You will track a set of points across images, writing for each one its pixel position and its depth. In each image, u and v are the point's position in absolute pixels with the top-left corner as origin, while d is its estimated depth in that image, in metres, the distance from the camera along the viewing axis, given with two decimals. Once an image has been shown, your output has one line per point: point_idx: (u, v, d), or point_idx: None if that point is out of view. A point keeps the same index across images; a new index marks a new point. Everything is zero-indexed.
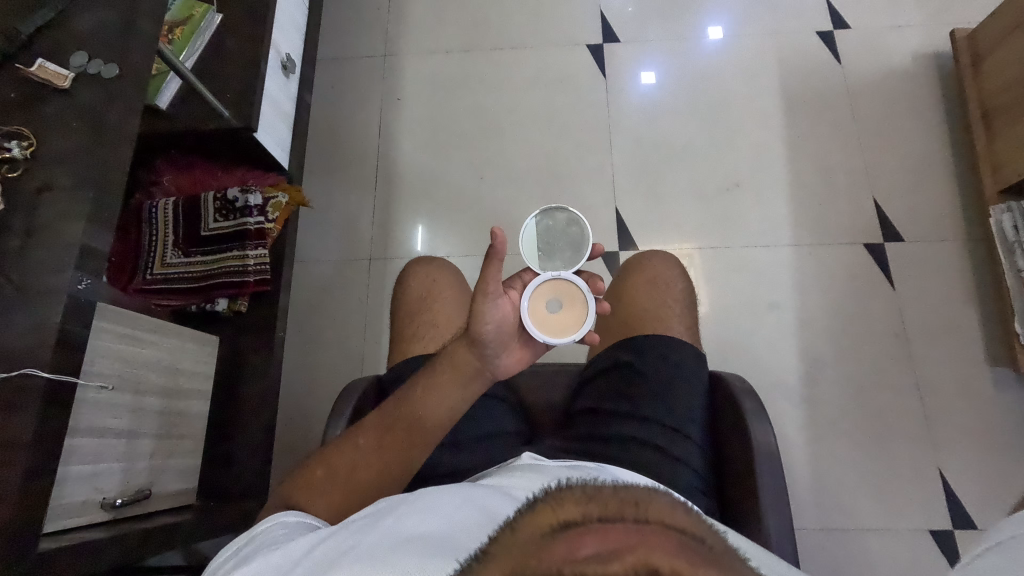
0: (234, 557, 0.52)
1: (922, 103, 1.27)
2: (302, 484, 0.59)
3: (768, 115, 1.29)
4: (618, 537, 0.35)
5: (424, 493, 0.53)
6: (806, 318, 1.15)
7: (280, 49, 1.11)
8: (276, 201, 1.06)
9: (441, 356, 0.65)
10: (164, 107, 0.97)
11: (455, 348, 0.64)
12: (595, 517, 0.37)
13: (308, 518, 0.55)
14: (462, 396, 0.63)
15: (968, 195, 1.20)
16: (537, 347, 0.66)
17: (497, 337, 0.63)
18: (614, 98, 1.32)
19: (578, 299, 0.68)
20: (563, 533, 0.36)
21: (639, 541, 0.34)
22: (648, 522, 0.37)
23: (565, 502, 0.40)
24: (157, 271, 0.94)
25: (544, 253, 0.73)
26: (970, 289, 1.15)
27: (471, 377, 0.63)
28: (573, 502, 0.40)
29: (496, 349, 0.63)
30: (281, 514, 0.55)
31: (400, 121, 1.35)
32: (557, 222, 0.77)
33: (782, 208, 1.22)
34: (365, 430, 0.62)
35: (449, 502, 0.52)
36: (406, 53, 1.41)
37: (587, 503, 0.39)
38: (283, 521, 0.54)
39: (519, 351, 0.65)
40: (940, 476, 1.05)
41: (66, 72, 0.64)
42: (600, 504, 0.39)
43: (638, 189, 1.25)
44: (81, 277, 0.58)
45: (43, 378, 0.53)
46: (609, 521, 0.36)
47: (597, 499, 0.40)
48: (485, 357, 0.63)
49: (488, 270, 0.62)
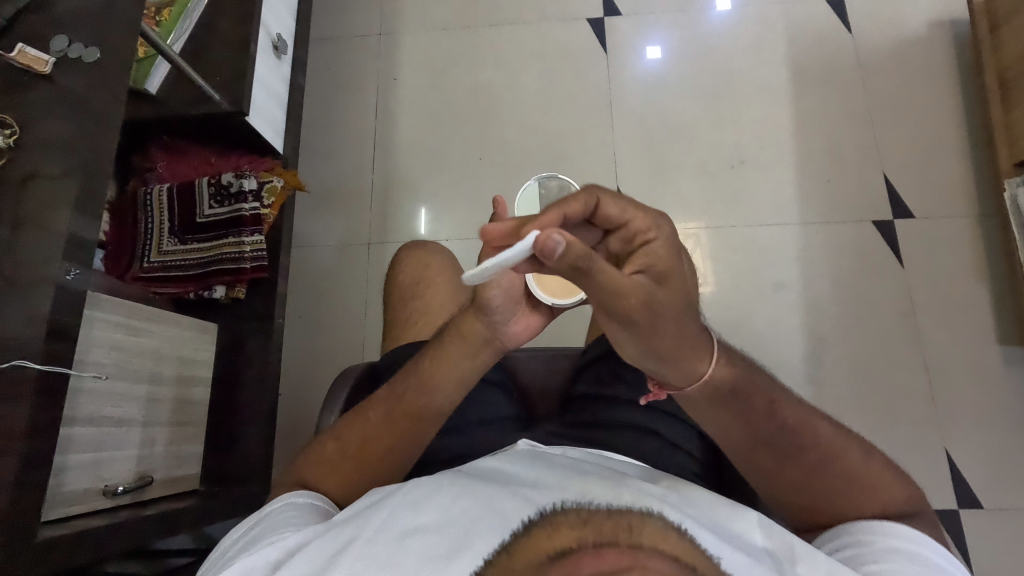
0: (241, 540, 0.51)
1: (937, 74, 1.22)
2: (293, 475, 0.59)
3: (774, 88, 1.25)
4: (611, 557, 0.40)
5: (408, 483, 0.52)
6: (811, 298, 1.13)
7: (270, 29, 1.08)
8: (272, 185, 1.04)
9: (448, 327, 0.64)
10: (154, 92, 0.95)
11: (461, 321, 0.62)
12: (590, 542, 0.42)
13: (317, 500, 0.55)
14: (467, 377, 0.62)
15: (982, 168, 1.16)
16: (544, 311, 0.62)
17: (504, 306, 0.59)
18: (616, 73, 1.29)
19: None
20: (565, 560, 0.41)
21: (633, 560, 0.40)
22: (640, 545, 0.42)
23: (560, 528, 0.45)
24: (154, 259, 0.94)
25: None
26: (982, 265, 1.12)
27: (477, 355, 0.62)
28: (569, 525, 0.45)
29: (503, 316, 0.60)
30: (291, 496, 0.55)
31: (396, 101, 1.32)
32: (549, 188, 0.77)
33: (787, 185, 1.19)
34: (376, 404, 0.62)
35: (444, 494, 0.50)
36: (401, 31, 1.37)
37: (583, 527, 0.44)
38: (293, 502, 0.54)
39: (528, 316, 0.62)
40: (946, 455, 1.03)
41: (46, 57, 0.63)
42: (595, 529, 0.44)
43: (641, 168, 1.22)
44: (70, 267, 0.57)
45: (34, 369, 0.53)
46: (604, 546, 0.42)
47: (592, 523, 0.45)
48: (493, 325, 0.61)
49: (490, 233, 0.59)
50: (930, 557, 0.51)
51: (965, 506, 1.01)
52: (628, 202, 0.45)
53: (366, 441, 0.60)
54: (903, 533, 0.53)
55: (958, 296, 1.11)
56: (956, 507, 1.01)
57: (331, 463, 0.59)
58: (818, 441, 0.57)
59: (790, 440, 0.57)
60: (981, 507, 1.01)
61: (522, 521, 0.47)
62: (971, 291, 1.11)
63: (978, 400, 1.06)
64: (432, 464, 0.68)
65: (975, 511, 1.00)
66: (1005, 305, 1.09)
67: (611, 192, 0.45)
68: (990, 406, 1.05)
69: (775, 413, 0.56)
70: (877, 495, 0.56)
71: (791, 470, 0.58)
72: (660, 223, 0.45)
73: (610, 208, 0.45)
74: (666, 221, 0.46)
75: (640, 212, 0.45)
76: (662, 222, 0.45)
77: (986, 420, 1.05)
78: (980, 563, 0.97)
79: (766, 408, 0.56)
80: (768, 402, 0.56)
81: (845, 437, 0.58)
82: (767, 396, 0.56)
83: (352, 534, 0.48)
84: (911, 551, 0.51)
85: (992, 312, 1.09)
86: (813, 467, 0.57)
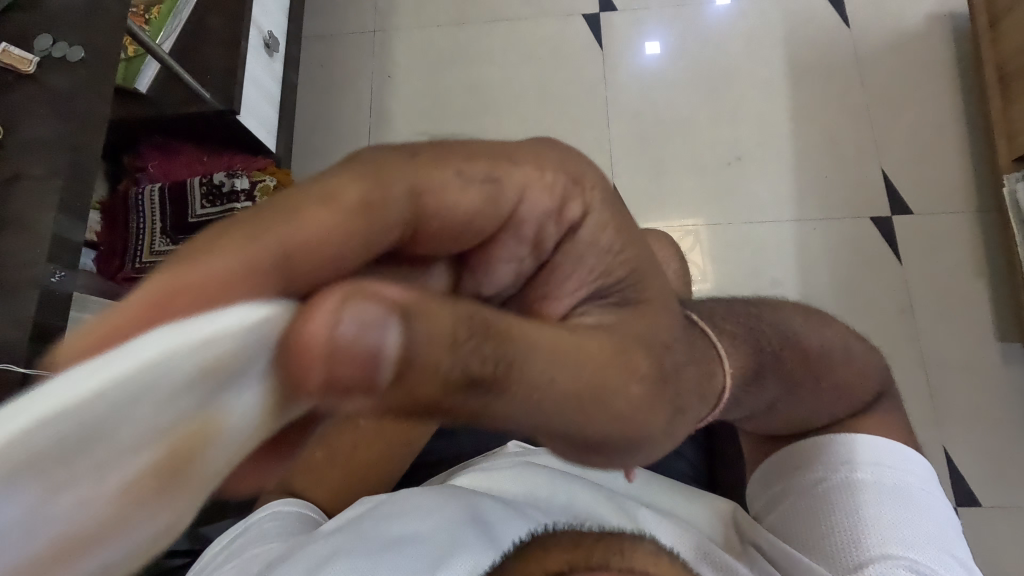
0: (224, 551, 0.52)
1: (935, 69, 1.21)
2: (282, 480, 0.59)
3: (772, 84, 1.24)
4: None
5: (405, 494, 0.54)
6: (808, 296, 1.12)
7: (262, 27, 1.07)
8: (264, 184, 1.04)
9: None
10: (144, 91, 0.94)
11: None
12: (570, 565, 0.40)
13: (302, 509, 0.56)
14: None
15: (981, 163, 1.15)
16: None
17: None
18: (612, 69, 1.28)
19: None
20: None
21: None
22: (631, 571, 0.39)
23: (551, 551, 0.42)
24: (145, 259, 0.93)
25: None
26: (981, 262, 1.11)
27: None
28: (559, 548, 0.42)
29: None
30: (278, 504, 0.56)
31: (390, 99, 1.31)
32: None
33: (784, 182, 1.18)
34: None
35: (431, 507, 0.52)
36: (395, 27, 1.36)
37: (571, 549, 0.41)
38: (275, 512, 0.54)
39: None
40: (945, 454, 1.03)
41: (31, 57, 0.62)
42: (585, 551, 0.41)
43: (638, 165, 1.21)
44: (55, 269, 0.57)
45: (18, 373, 0.53)
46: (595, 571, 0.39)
47: (580, 544, 0.42)
48: None
49: None
50: (893, 476, 0.58)
51: (965, 505, 1.00)
52: (466, 144, 0.31)
53: (356, 445, 0.59)
54: (872, 454, 0.59)
55: (957, 293, 1.10)
56: (955, 505, 1.00)
57: (320, 467, 0.58)
58: (822, 361, 0.58)
59: (794, 385, 0.56)
60: (980, 505, 1.00)
61: (513, 541, 0.48)
62: (970, 287, 1.10)
63: (976, 398, 1.05)
64: (423, 468, 0.68)
65: (974, 509, 1.00)
66: (1005, 302, 1.08)
67: (439, 157, 0.30)
68: (990, 404, 1.04)
69: (783, 365, 0.53)
70: (852, 394, 0.61)
71: (806, 397, 0.58)
72: (545, 162, 0.33)
73: (471, 197, 0.30)
74: (546, 150, 0.34)
75: (511, 166, 0.31)
76: (541, 149, 0.34)
77: (985, 418, 1.04)
78: (978, 562, 0.97)
79: (778, 364, 0.52)
80: (783, 340, 0.53)
81: (831, 348, 0.59)
82: (777, 343, 0.52)
83: (338, 545, 0.48)
84: (880, 475, 0.58)
85: (991, 309, 1.09)
86: (819, 390, 0.59)
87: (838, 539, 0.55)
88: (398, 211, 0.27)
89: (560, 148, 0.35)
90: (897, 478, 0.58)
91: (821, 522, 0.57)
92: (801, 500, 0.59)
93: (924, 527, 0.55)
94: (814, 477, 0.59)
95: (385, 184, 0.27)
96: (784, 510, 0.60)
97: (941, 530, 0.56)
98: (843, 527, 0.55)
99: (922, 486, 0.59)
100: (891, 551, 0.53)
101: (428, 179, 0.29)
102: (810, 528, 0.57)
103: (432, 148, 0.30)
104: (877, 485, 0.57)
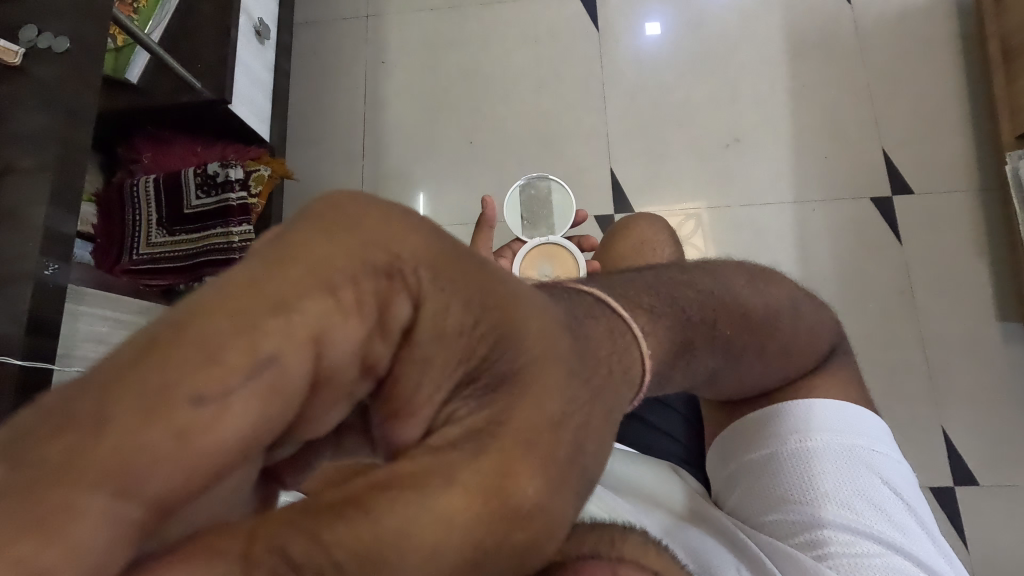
0: None
1: (939, 45, 1.19)
2: None
3: (770, 63, 1.22)
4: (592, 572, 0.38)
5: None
6: (806, 279, 1.11)
7: (252, 14, 1.06)
8: (259, 173, 1.03)
9: None
10: (135, 81, 0.93)
11: None
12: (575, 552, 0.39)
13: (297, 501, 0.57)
14: None
15: (984, 140, 1.13)
16: None
17: None
18: (608, 50, 1.26)
19: (570, 262, 0.77)
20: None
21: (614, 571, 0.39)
22: (620, 558, 0.40)
23: None
24: (143, 252, 0.93)
25: (532, 221, 0.88)
26: (982, 240, 1.10)
27: None
28: None
29: None
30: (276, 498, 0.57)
31: (384, 85, 1.30)
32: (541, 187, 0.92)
33: (782, 163, 1.17)
34: None
35: None
36: (388, 12, 1.34)
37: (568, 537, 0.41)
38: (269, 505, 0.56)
39: None
40: (942, 434, 1.03)
41: (15, 47, 0.60)
42: (580, 539, 0.41)
43: (636, 148, 1.20)
44: (47, 263, 0.57)
45: (17, 366, 0.53)
46: (588, 557, 0.39)
47: (576, 534, 0.42)
48: None
49: (481, 237, 0.70)
50: (826, 437, 0.61)
51: (961, 484, 1.01)
52: (200, 324, 0.22)
53: None
54: (817, 422, 0.61)
55: (957, 272, 1.09)
56: (951, 484, 1.01)
57: None
58: (763, 325, 0.55)
59: (739, 352, 0.54)
60: (978, 484, 1.00)
61: None
62: (970, 266, 1.09)
63: (974, 378, 1.05)
64: None
65: (970, 488, 1.00)
66: (1005, 281, 1.08)
67: (174, 372, 0.21)
68: (987, 385, 1.04)
69: (717, 334, 0.49)
70: (801, 360, 0.61)
71: (751, 363, 0.56)
72: (326, 278, 0.24)
73: (239, 415, 0.22)
74: (328, 244, 0.24)
75: (285, 320, 0.23)
76: (312, 252, 0.24)
77: (983, 398, 1.04)
78: (972, 538, 0.98)
79: (709, 331, 0.48)
80: (709, 313, 0.48)
81: (776, 311, 0.56)
82: (705, 314, 0.47)
83: None
84: (824, 443, 0.61)
85: (992, 288, 1.08)
86: (762, 352, 0.56)
87: (794, 516, 0.61)
88: (154, 483, 0.21)
89: (359, 199, 0.26)
90: (832, 439, 0.61)
91: (773, 502, 0.62)
92: (755, 477, 0.63)
93: (867, 483, 0.60)
94: (765, 454, 0.62)
95: (115, 471, 0.20)
96: (744, 486, 0.65)
97: (884, 479, 0.61)
98: (794, 505, 0.61)
99: (867, 440, 0.62)
100: (839, 520, 0.59)
101: (183, 419, 0.21)
102: (766, 507, 0.63)
103: (134, 363, 0.21)
104: (823, 454, 0.61)
